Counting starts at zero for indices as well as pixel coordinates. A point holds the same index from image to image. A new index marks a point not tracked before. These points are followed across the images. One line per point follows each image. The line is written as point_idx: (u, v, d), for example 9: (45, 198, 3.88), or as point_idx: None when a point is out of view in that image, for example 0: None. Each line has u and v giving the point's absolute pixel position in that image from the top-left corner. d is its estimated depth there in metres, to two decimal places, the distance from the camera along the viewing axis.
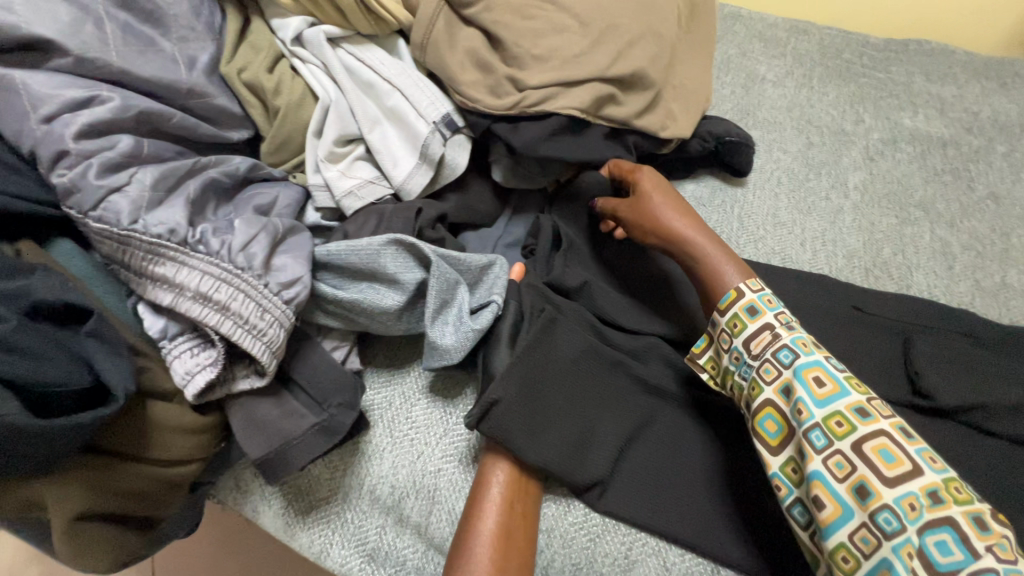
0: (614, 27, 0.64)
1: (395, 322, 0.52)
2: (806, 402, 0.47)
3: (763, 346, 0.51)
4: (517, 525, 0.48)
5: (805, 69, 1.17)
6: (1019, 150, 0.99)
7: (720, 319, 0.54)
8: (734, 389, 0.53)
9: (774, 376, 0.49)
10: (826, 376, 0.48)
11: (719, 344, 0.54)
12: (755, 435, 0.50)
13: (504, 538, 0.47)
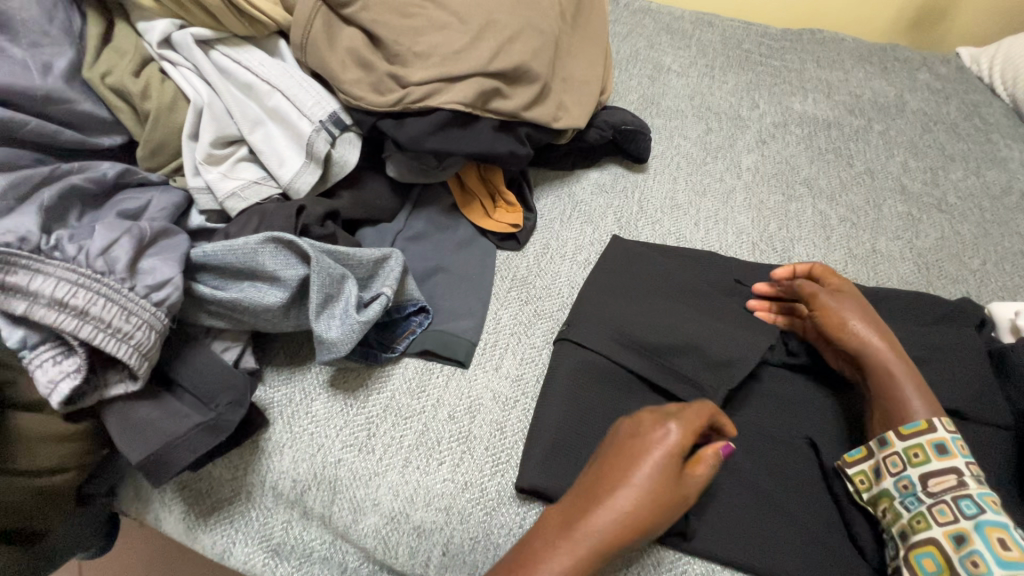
0: (494, 23, 0.66)
1: (282, 319, 0.53)
2: (985, 556, 0.47)
3: (945, 488, 0.51)
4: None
5: (708, 59, 1.23)
6: (895, 128, 1.08)
7: (897, 441, 0.55)
8: (888, 513, 0.53)
9: (950, 519, 0.50)
10: (1011, 541, 0.47)
11: (885, 464, 0.54)
12: (908, 567, 0.49)
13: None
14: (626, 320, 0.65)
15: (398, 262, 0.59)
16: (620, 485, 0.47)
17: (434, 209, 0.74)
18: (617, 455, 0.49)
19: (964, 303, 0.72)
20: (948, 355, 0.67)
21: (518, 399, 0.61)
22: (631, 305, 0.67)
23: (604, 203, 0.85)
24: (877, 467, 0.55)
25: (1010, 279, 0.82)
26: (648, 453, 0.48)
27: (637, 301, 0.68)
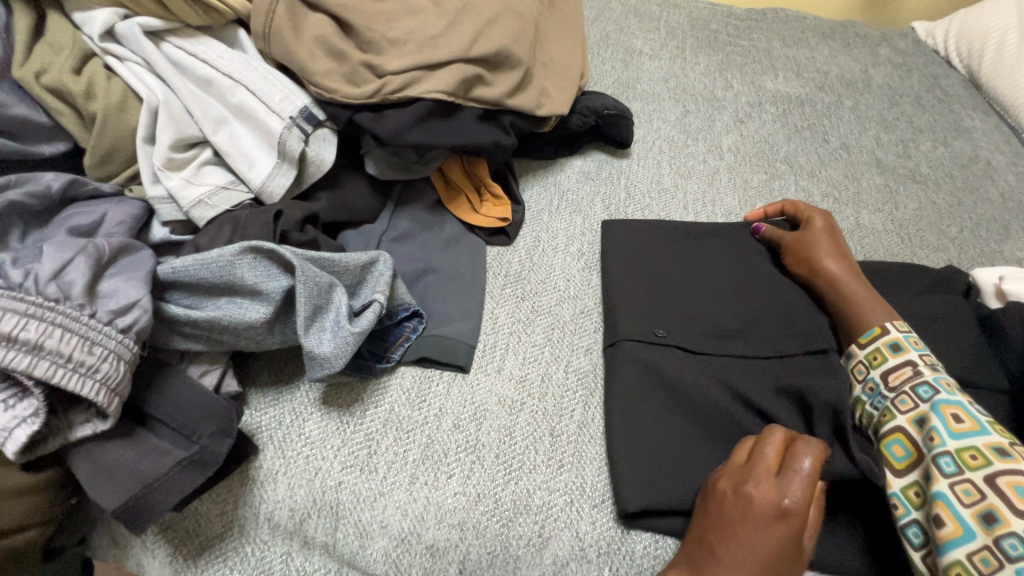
0: (472, 6, 0.63)
1: (266, 336, 0.48)
2: (940, 431, 0.49)
3: (903, 380, 0.53)
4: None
5: (678, 41, 1.22)
6: (863, 103, 1.09)
7: (860, 351, 0.58)
8: (861, 417, 0.56)
9: (910, 407, 0.52)
10: (965, 414, 0.49)
11: (852, 373, 0.58)
12: (880, 459, 0.52)
13: None
14: (659, 318, 0.63)
15: (388, 265, 0.55)
16: (728, 542, 0.45)
17: (418, 206, 0.69)
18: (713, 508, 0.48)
19: (952, 270, 0.73)
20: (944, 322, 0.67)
21: (544, 403, 0.58)
22: (660, 301, 0.65)
23: (591, 190, 0.83)
24: (847, 379, 0.58)
25: (986, 244, 0.84)
26: (749, 507, 0.46)
27: (664, 294, 0.66)
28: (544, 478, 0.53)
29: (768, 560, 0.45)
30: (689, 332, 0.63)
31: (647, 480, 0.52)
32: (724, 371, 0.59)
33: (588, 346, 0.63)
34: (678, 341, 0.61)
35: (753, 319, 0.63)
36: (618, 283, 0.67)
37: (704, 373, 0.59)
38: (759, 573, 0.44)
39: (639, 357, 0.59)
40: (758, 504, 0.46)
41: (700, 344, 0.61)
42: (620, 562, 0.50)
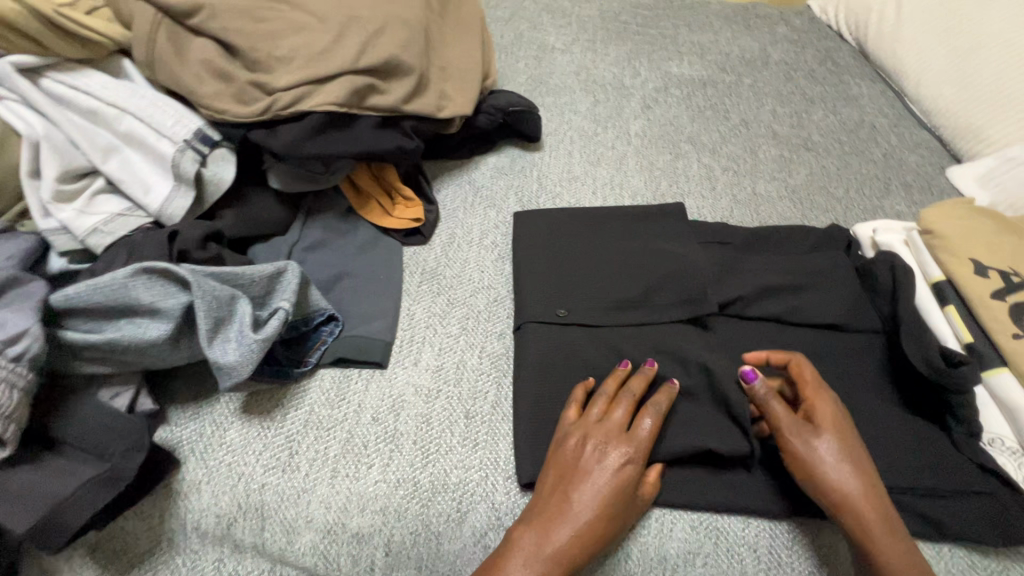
0: (356, 19, 0.65)
1: (172, 353, 0.50)
2: None
3: None
4: (592, 526, 0.50)
5: (589, 34, 1.27)
6: (762, 80, 1.17)
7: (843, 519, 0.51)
8: None
9: None
10: None
11: None
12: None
13: (580, 540, 0.49)
14: (564, 297, 0.68)
15: (295, 274, 0.58)
16: (578, 488, 0.51)
17: (329, 215, 0.72)
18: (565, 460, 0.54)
19: (834, 227, 0.80)
20: (826, 274, 0.73)
21: (458, 387, 0.62)
22: (564, 281, 0.69)
23: (505, 184, 0.87)
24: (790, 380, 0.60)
25: (869, 202, 0.92)
26: (601, 458, 0.52)
27: (568, 274, 0.70)
28: (460, 458, 0.57)
29: (606, 503, 0.50)
30: (589, 307, 0.67)
31: (551, 448, 0.56)
32: (619, 340, 0.65)
33: (497, 331, 0.67)
34: (579, 316, 0.66)
35: (649, 288, 0.68)
36: (525, 269, 0.71)
37: (601, 344, 0.64)
38: (598, 515, 0.50)
39: (542, 337, 0.64)
40: (608, 457, 0.52)
41: (599, 317, 0.66)
42: None
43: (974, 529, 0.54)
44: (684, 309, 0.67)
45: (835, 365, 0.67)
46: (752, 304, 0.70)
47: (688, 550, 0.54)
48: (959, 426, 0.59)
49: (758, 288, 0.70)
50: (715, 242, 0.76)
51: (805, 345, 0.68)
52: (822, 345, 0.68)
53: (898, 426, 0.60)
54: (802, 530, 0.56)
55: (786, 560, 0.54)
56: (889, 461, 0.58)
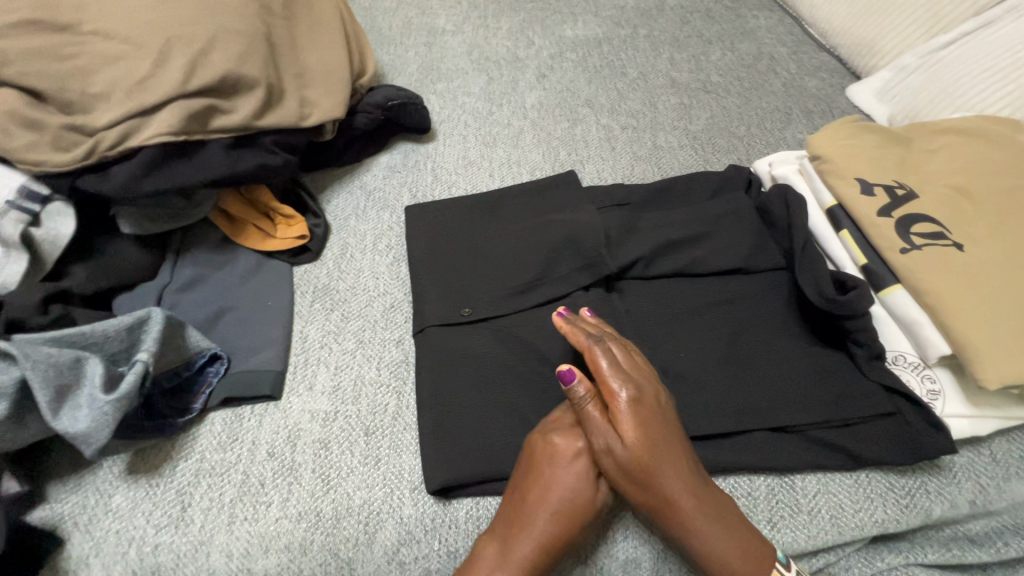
0: (178, 38, 0.61)
1: (19, 430, 0.47)
2: None
3: None
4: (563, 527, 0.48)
5: (480, 10, 1.23)
6: (657, 29, 1.14)
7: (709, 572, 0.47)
8: None
9: None
10: None
11: None
12: None
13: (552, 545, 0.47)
14: (461, 292, 0.65)
15: (158, 319, 0.54)
16: (553, 487, 0.49)
17: (201, 249, 0.68)
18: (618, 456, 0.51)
19: (735, 166, 0.77)
20: (735, 212, 0.69)
21: (357, 405, 0.60)
22: (460, 274, 0.67)
23: (397, 182, 0.84)
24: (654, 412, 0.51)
25: (771, 136, 0.90)
26: (560, 460, 0.50)
27: (461, 265, 0.68)
28: (361, 478, 0.55)
29: (569, 511, 0.48)
30: (489, 297, 0.64)
31: (455, 451, 0.54)
32: (520, 324, 0.62)
33: (394, 340, 0.65)
34: (476, 309, 0.63)
35: (543, 265, 0.65)
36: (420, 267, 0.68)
37: (499, 334, 0.62)
38: (559, 521, 0.48)
39: (441, 341, 0.61)
40: (568, 456, 0.50)
41: (494, 305, 0.64)
42: (446, 532, 0.53)
43: (884, 451, 0.54)
44: (583, 278, 0.64)
45: (745, 309, 0.64)
46: (655, 261, 0.67)
47: (606, 527, 0.53)
48: (861, 351, 0.57)
49: (656, 245, 0.67)
50: (611, 205, 0.74)
51: (714, 293, 0.65)
52: (732, 288, 0.66)
53: (804, 360, 0.59)
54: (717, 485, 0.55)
55: None
56: (798, 398, 0.57)
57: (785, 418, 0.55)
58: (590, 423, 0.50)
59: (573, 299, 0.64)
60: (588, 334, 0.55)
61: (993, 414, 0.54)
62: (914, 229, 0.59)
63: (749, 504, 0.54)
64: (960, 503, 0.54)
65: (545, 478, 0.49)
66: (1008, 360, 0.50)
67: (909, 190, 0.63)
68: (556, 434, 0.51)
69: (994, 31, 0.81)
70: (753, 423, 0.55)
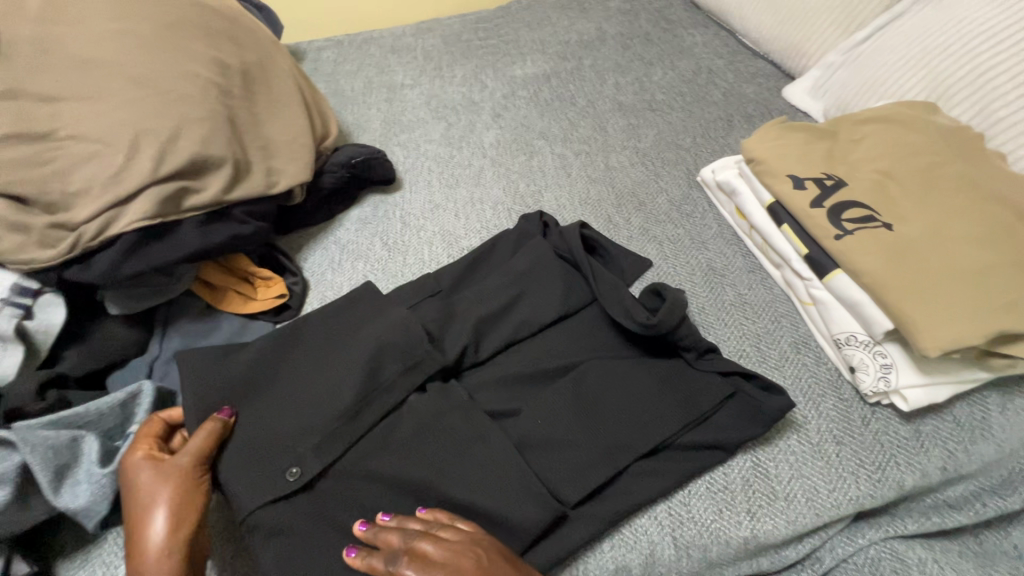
0: (146, 132, 0.66)
1: (23, 513, 0.50)
2: None
3: None
4: (189, 512, 0.50)
5: (434, 62, 1.32)
6: (600, 58, 1.21)
7: None
8: None
9: None
10: None
11: None
12: None
13: (176, 531, 0.48)
14: (281, 435, 0.57)
15: (149, 393, 0.59)
16: (155, 491, 0.50)
17: (186, 320, 0.72)
18: (190, 479, 0.52)
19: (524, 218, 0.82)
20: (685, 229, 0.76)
21: (235, 549, 0.56)
22: (279, 406, 0.59)
23: (369, 234, 0.89)
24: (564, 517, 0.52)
25: (717, 144, 0.95)
26: (163, 468, 0.51)
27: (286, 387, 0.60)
28: None
29: (179, 508, 0.50)
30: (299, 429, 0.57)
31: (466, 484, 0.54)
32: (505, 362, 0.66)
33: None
34: (314, 455, 0.56)
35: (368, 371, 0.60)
36: (197, 383, 0.59)
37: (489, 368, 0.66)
38: (184, 510, 0.50)
39: (271, 524, 0.52)
40: (168, 463, 0.52)
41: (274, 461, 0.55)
42: None
43: None
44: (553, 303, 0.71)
45: (595, 344, 0.68)
46: (482, 339, 0.68)
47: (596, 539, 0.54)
48: (690, 352, 0.63)
49: (475, 327, 0.68)
50: (422, 297, 0.73)
51: (559, 343, 0.69)
52: (583, 329, 0.70)
53: (645, 374, 0.62)
54: (694, 483, 0.57)
55: (686, 517, 0.55)
56: (656, 411, 0.59)
57: (653, 437, 0.57)
58: (138, 473, 0.51)
59: (409, 405, 0.61)
60: (389, 555, 0.48)
61: (946, 380, 0.56)
62: (845, 216, 0.63)
63: (727, 497, 0.56)
64: (931, 472, 0.56)
65: (134, 504, 0.49)
66: (946, 327, 0.52)
67: (837, 179, 0.67)
68: (144, 458, 0.52)
69: (903, 23, 0.86)
70: (627, 451, 0.57)
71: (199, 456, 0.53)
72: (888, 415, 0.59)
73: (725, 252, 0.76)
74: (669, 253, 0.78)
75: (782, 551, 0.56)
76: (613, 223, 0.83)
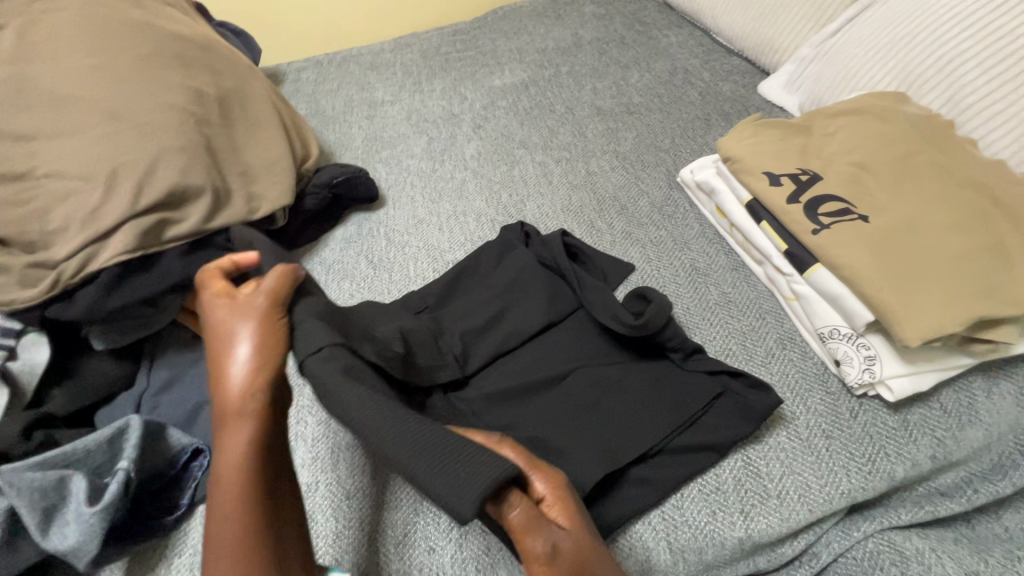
0: (124, 164, 0.66)
1: (13, 555, 0.50)
2: None
3: None
4: (270, 339, 0.50)
5: (414, 77, 1.32)
6: (578, 63, 1.22)
7: None
8: None
9: None
10: None
11: None
12: None
13: (259, 364, 0.49)
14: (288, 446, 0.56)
15: (137, 427, 0.58)
16: (238, 331, 0.50)
17: (173, 350, 0.72)
18: (266, 316, 0.51)
19: (506, 228, 0.83)
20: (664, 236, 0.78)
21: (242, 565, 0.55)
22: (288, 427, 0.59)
23: (354, 253, 0.89)
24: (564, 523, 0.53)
25: (695, 143, 0.96)
26: (241, 309, 0.52)
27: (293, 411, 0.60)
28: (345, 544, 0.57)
29: (257, 357, 0.49)
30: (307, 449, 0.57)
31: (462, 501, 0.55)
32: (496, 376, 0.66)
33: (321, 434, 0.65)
34: None
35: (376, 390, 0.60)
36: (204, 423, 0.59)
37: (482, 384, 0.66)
38: (251, 370, 0.48)
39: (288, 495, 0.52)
40: (251, 301, 0.52)
41: None
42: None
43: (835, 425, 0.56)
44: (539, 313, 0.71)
45: (585, 348, 0.68)
46: (471, 354, 0.68)
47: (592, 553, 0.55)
48: (677, 354, 0.63)
49: (462, 342, 0.68)
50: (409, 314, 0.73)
51: (549, 352, 0.68)
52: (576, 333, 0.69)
53: (637, 379, 0.63)
54: (686, 487, 0.57)
55: (679, 521, 0.55)
56: (648, 415, 0.59)
57: (645, 443, 0.57)
58: (218, 313, 0.52)
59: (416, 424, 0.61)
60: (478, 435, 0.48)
61: (929, 367, 0.56)
62: (821, 210, 0.63)
63: (720, 499, 0.56)
64: (921, 460, 0.56)
65: (217, 336, 0.51)
66: (926, 316, 0.52)
67: (812, 174, 0.67)
68: (217, 305, 0.53)
69: (871, 13, 0.87)
70: (623, 458, 0.56)
71: (273, 295, 0.53)
72: (875, 406, 0.59)
73: (707, 251, 0.77)
74: (652, 255, 0.78)
75: (779, 549, 0.56)
76: (596, 228, 0.84)
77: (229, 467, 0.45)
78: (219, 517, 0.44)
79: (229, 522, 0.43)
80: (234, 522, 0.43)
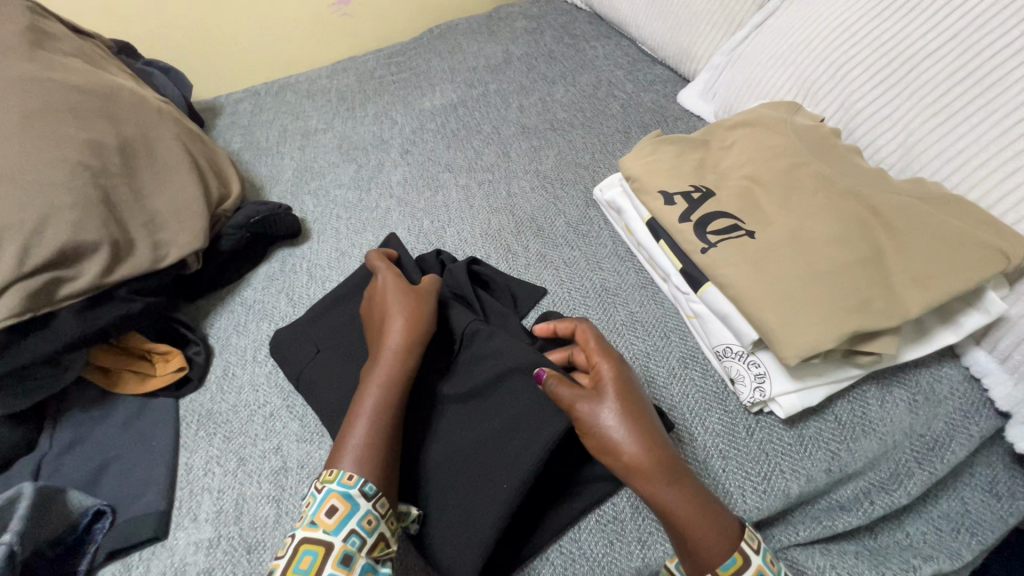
0: (11, 226, 0.66)
1: None
2: None
3: None
4: (419, 315, 0.64)
5: (347, 103, 1.32)
6: (505, 81, 1.22)
7: None
8: None
9: None
10: None
11: None
12: None
13: (415, 327, 0.63)
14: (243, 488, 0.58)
15: (27, 494, 0.58)
16: (396, 301, 0.66)
17: (79, 408, 0.71)
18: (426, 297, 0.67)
19: (422, 257, 0.82)
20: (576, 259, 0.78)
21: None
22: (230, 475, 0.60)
23: (273, 291, 0.88)
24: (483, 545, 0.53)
25: (614, 158, 0.96)
26: (398, 287, 0.68)
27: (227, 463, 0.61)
28: None
29: (419, 317, 0.64)
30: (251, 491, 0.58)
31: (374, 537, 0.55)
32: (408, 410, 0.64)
33: (315, 448, 0.67)
34: None
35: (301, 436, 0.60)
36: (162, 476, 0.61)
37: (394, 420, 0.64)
38: (409, 327, 0.63)
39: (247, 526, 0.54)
40: (400, 284, 0.68)
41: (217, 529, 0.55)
42: None
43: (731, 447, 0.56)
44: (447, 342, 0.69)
45: None
46: None
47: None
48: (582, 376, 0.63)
49: None
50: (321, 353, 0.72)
51: None
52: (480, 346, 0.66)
53: None
54: (584, 518, 0.57)
55: (576, 554, 0.55)
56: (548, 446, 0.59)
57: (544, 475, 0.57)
58: (389, 284, 0.68)
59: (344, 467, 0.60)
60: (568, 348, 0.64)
61: (816, 383, 0.56)
62: (710, 228, 0.63)
63: (617, 529, 0.55)
64: (815, 475, 0.56)
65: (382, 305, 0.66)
66: (806, 333, 0.52)
67: (705, 190, 0.67)
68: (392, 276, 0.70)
69: (775, 20, 0.87)
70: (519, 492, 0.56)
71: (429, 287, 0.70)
72: (771, 423, 0.59)
73: (618, 270, 0.77)
74: (564, 277, 0.78)
75: None
76: (512, 252, 0.84)
77: (374, 399, 0.57)
78: (365, 423, 0.56)
79: (379, 436, 0.55)
80: (366, 431, 0.55)
